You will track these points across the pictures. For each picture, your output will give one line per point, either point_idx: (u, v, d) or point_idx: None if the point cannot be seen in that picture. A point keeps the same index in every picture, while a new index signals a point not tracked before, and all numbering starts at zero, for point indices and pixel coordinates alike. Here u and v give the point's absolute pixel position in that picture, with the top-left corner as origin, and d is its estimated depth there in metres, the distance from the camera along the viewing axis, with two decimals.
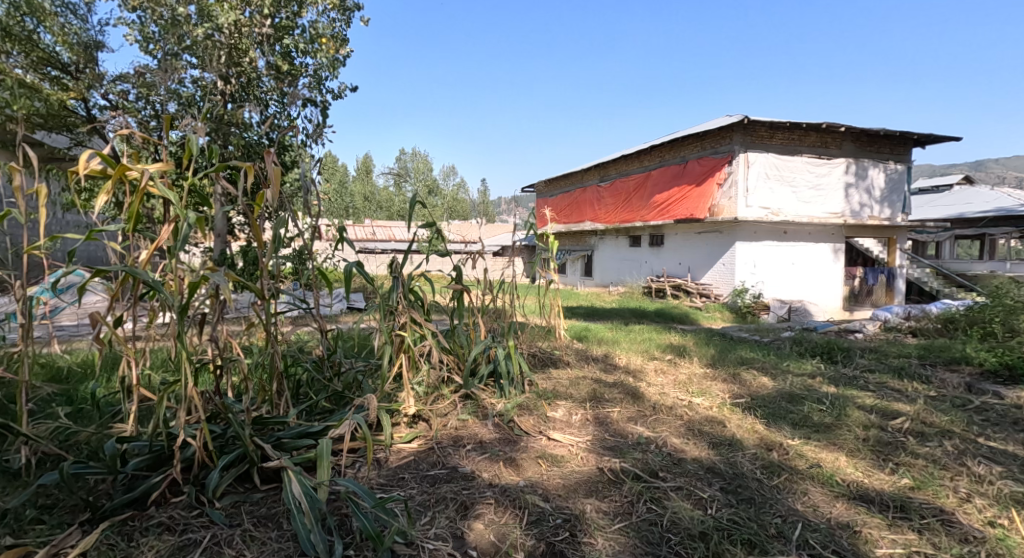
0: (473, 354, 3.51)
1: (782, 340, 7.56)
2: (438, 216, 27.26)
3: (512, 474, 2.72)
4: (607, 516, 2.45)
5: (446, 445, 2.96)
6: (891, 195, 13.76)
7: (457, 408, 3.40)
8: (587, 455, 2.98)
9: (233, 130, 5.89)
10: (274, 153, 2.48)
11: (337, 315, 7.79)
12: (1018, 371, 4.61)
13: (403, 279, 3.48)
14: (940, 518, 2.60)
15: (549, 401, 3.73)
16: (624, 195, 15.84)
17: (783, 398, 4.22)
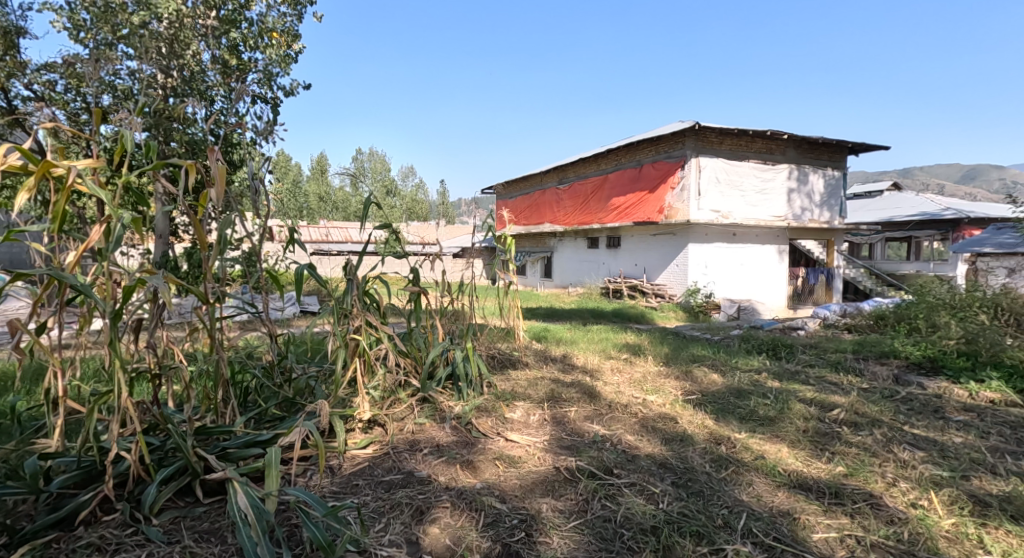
0: (430, 358, 3.53)
1: (732, 337, 7.87)
2: (395, 217, 27.01)
3: (468, 477, 2.76)
4: (562, 515, 2.52)
5: (402, 449, 2.98)
6: (829, 199, 14.44)
7: (414, 412, 3.41)
8: (544, 455, 3.05)
9: (174, 125, 5.73)
10: (218, 150, 2.42)
11: (289, 318, 7.67)
12: (939, 363, 4.95)
13: (357, 282, 3.46)
14: (870, 502, 2.78)
15: (507, 403, 3.79)
16: (582, 197, 16.06)
17: (731, 394, 4.41)
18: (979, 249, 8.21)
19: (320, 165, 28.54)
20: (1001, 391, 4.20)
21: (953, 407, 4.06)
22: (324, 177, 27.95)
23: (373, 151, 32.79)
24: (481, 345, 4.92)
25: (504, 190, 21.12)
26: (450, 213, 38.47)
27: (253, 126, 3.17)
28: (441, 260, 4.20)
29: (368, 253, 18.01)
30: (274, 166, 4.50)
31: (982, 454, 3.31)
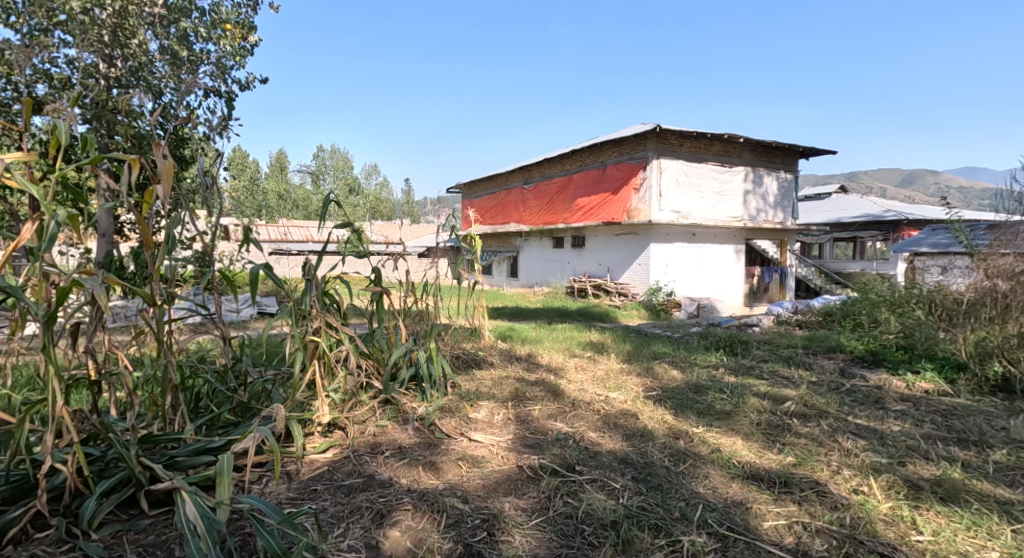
0: (393, 359, 3.50)
1: (691, 335, 8.07)
2: (358, 217, 26.69)
3: (431, 478, 2.77)
4: (525, 513, 2.56)
5: (363, 453, 2.97)
6: (783, 200, 14.93)
7: (376, 414, 3.40)
8: (507, 454, 3.08)
9: (118, 118, 5.53)
10: (164, 146, 2.36)
11: (245, 320, 7.51)
12: (881, 356, 5.21)
13: (317, 282, 3.41)
14: (816, 490, 2.87)
15: (471, 403, 3.80)
16: (546, 197, 16.16)
17: (689, 389, 4.54)
18: (919, 248, 8.63)
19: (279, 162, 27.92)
20: (935, 382, 4.45)
21: (893, 397, 4.27)
22: (283, 175, 27.36)
23: (335, 149, 32.32)
24: (445, 345, 4.92)
25: (468, 190, 21.06)
26: (414, 213, 38.24)
27: (207, 123, 3.11)
28: (404, 259, 4.15)
29: (328, 253, 17.73)
30: (229, 164, 4.40)
31: (917, 440, 3.47)
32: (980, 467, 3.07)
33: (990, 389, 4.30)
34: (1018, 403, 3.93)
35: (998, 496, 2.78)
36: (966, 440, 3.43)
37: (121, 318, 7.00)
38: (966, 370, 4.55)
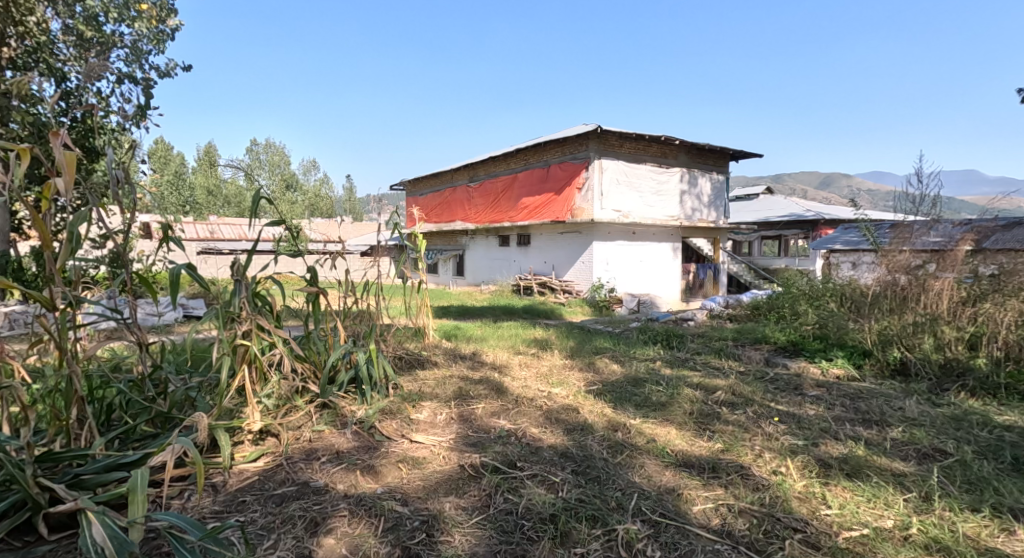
0: (331, 362, 3.46)
1: (630, 330, 8.34)
2: (296, 215, 25.95)
3: (369, 482, 2.78)
4: (465, 512, 2.61)
5: (297, 460, 2.95)
6: (716, 200, 15.57)
7: (312, 419, 3.37)
8: (449, 454, 3.12)
9: (16, 104, 5.17)
10: (63, 136, 2.26)
11: (169, 324, 7.19)
12: (800, 346, 5.56)
13: (246, 283, 3.32)
14: (741, 472, 3.05)
15: (413, 403, 3.82)
16: (491, 196, 16.19)
17: (628, 382, 4.72)
18: (833, 245, 9.22)
19: (209, 156, 26.69)
20: (845, 367, 4.82)
21: (809, 383, 4.60)
22: (213, 169, 26.19)
23: (271, 142, 31.28)
24: (387, 346, 4.91)
25: (413, 187, 20.84)
26: (355, 210, 37.54)
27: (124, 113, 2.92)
28: (343, 259, 4.09)
29: (260, 252, 17.16)
30: (147, 158, 4.18)
31: (829, 423, 3.73)
32: (881, 444, 3.34)
33: (891, 373, 4.65)
34: (915, 384, 4.31)
35: (894, 469, 3.02)
36: (869, 420, 3.75)
37: (23, 324, 6.56)
38: (870, 356, 4.93)
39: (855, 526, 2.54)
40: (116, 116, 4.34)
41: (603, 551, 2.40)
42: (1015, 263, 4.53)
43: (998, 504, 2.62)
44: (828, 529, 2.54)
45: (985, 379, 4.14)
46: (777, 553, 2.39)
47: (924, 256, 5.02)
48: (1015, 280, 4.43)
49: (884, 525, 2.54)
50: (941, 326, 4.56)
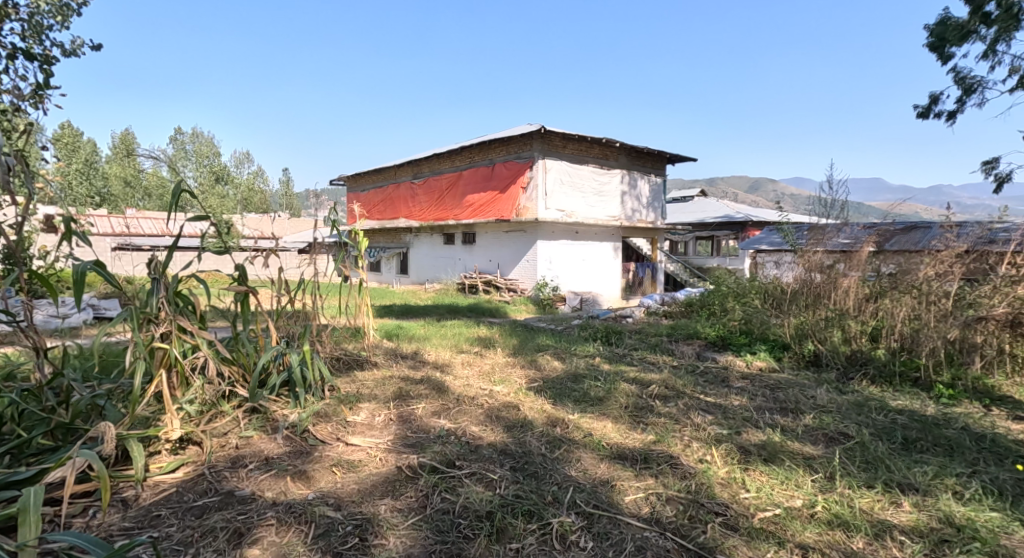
0: (261, 365, 3.37)
1: (571, 328, 8.53)
2: (229, 209, 24.95)
3: (300, 488, 2.74)
4: (401, 514, 2.62)
5: (221, 468, 2.87)
6: (654, 202, 16.08)
7: (240, 425, 3.28)
8: (386, 455, 3.13)
9: None
10: None
11: (75, 327, 6.77)
12: (728, 341, 5.84)
13: (165, 282, 3.16)
14: (670, 462, 3.19)
15: (350, 406, 3.79)
16: (435, 193, 16.04)
17: (568, 378, 4.84)
18: (759, 246, 9.74)
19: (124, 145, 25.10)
20: (767, 360, 5.13)
21: (735, 376, 4.85)
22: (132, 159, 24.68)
23: (197, 131, 29.85)
24: (324, 346, 4.83)
25: (353, 183, 20.37)
26: (291, 204, 36.52)
27: (21, 96, 2.71)
28: (275, 257, 3.98)
29: (180, 251, 16.36)
30: (50, 145, 3.88)
31: (751, 412, 3.96)
32: (795, 430, 3.57)
33: (806, 364, 5.01)
34: (826, 374, 4.64)
35: (804, 453, 3.25)
36: (786, 408, 4.01)
37: None
38: (789, 349, 5.26)
39: (769, 507, 2.72)
40: (16, 98, 3.99)
41: (537, 545, 2.47)
42: (908, 263, 4.92)
43: (889, 480, 2.87)
44: (745, 511, 2.70)
45: (883, 367, 4.55)
46: (701, 536, 2.52)
47: (835, 254, 5.36)
48: (907, 278, 4.81)
49: (794, 504, 2.73)
50: (847, 321, 4.95)
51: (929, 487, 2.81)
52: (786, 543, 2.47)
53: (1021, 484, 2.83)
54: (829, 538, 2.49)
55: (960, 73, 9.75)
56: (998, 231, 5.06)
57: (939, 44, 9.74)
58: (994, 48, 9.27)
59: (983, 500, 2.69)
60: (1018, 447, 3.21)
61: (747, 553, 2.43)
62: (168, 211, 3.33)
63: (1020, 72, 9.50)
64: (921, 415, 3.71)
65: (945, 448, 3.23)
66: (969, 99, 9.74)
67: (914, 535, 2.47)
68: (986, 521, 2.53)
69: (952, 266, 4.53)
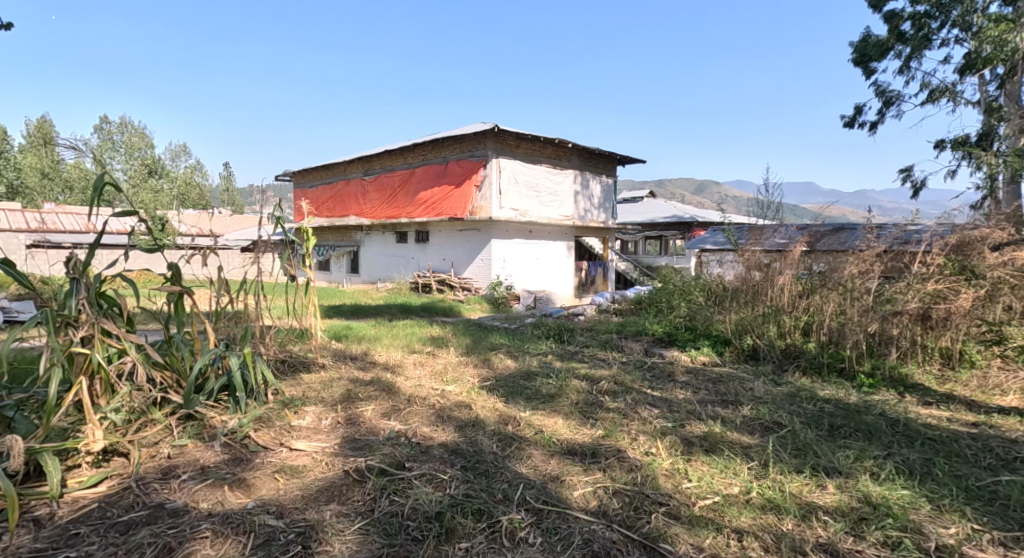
0: (196, 369, 3.26)
1: (524, 326, 8.63)
2: (165, 205, 23.87)
3: (239, 497, 2.68)
4: (346, 519, 2.61)
5: (150, 480, 2.76)
6: (605, 202, 16.38)
7: (173, 433, 3.16)
8: (332, 459, 3.09)
9: None
10: None
11: None
12: (675, 336, 6.00)
13: (85, 282, 3.03)
14: (618, 456, 3.28)
15: (294, 409, 3.72)
16: (387, 190, 15.77)
17: (520, 376, 4.89)
18: (704, 245, 10.06)
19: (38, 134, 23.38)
20: (709, 354, 5.32)
21: (680, 370, 5.01)
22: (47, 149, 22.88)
23: (127, 120, 28.44)
24: (268, 349, 4.70)
25: (299, 178, 19.77)
26: (234, 200, 35.40)
27: None
28: (213, 255, 3.83)
29: (106, 250, 15.57)
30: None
31: (694, 405, 4.11)
32: (735, 421, 3.73)
33: (745, 358, 5.23)
34: (763, 367, 4.86)
35: (742, 442, 3.40)
36: (727, 400, 4.18)
37: None
38: (730, 344, 5.48)
39: (709, 495, 2.84)
40: None
41: (486, 543, 2.51)
42: (836, 261, 5.21)
43: (816, 465, 3.05)
44: (687, 500, 2.81)
45: (813, 359, 4.81)
46: (645, 527, 2.61)
47: (771, 254, 5.60)
48: (835, 276, 5.11)
49: (731, 491, 2.86)
50: (782, 316, 5.19)
51: (851, 469, 3.00)
52: (724, 528, 2.58)
53: (929, 464, 3.05)
54: (762, 521, 2.61)
55: (880, 87, 10.35)
56: (911, 232, 5.50)
57: (862, 60, 10.31)
58: (909, 64, 9.90)
59: (896, 479, 2.88)
60: (927, 429, 3.45)
61: (688, 540, 2.52)
62: (90, 205, 3.17)
63: (930, 87, 10.18)
64: (845, 403, 3.94)
65: (865, 433, 3.44)
66: (889, 110, 10.36)
67: (836, 515, 2.63)
68: (898, 498, 2.72)
69: (873, 265, 4.89)
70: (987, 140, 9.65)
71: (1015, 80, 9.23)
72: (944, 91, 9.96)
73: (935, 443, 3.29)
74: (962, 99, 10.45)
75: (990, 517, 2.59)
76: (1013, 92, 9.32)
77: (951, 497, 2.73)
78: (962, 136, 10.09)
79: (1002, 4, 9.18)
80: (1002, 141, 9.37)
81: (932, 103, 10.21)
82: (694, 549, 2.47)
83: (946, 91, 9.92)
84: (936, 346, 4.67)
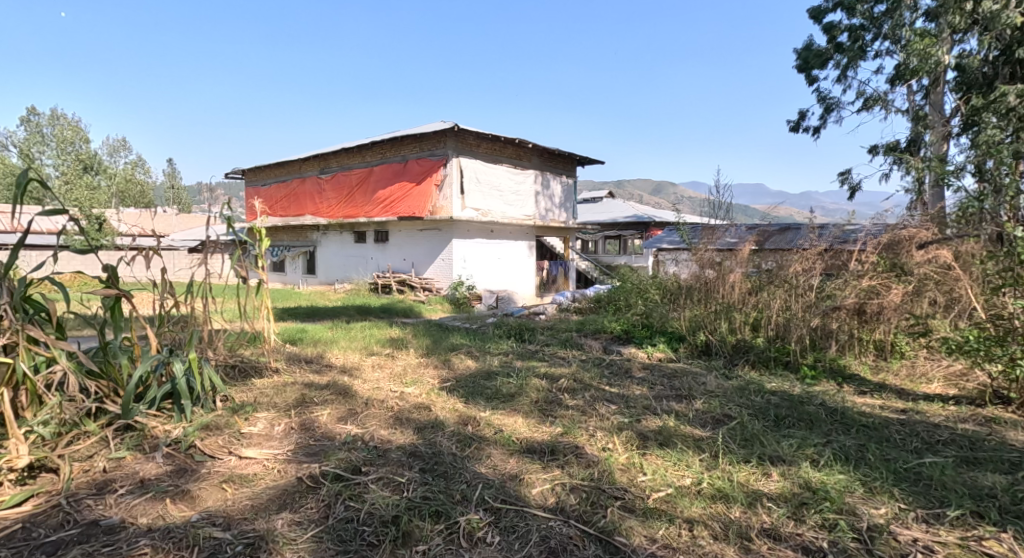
0: (135, 377, 3.12)
1: (484, 326, 8.61)
2: (103, 203, 22.75)
3: (182, 510, 2.59)
4: (299, 526, 2.55)
5: (83, 496, 2.64)
6: (565, 203, 16.53)
7: (109, 445, 3.03)
8: (284, 467, 3.02)
9: None
10: None
11: None
12: (632, 334, 6.09)
13: (8, 285, 2.89)
14: (575, 452, 3.31)
15: (245, 416, 3.62)
16: (345, 189, 15.48)
17: (481, 376, 4.88)
18: (661, 245, 10.24)
19: None
20: (665, 351, 5.43)
21: (637, 366, 5.10)
22: None
23: (58, 111, 27.06)
24: (217, 354, 4.56)
25: (252, 176, 19.23)
26: (179, 199, 34.15)
27: None
28: (154, 255, 3.68)
29: (35, 251, 14.74)
30: None
31: (651, 400, 4.18)
32: (688, 415, 3.81)
33: (699, 353, 5.36)
34: (715, 362, 5.00)
35: (694, 435, 3.48)
36: (681, 395, 4.27)
37: None
38: (685, 340, 5.60)
39: (662, 487, 2.89)
40: None
41: (444, 545, 2.49)
42: (783, 259, 5.40)
43: (762, 454, 3.14)
44: (642, 493, 2.86)
45: (761, 353, 4.98)
46: (601, 521, 2.64)
47: (723, 253, 5.74)
48: (781, 273, 5.29)
49: (684, 483, 2.93)
50: (733, 313, 5.34)
51: (794, 457, 3.11)
52: (676, 519, 2.64)
53: (863, 449, 3.19)
54: (712, 511, 2.68)
55: (821, 94, 10.75)
56: (849, 232, 5.73)
57: (804, 67, 10.68)
58: (846, 73, 10.32)
59: (833, 465, 3.00)
60: (862, 417, 3.61)
61: (642, 532, 2.56)
62: (15, 204, 2.99)
63: (865, 95, 10.63)
64: (790, 394, 4.08)
65: (807, 423, 3.57)
66: (828, 116, 10.79)
67: (780, 501, 2.72)
68: (835, 482, 2.83)
69: (815, 262, 5.10)
70: (915, 146, 10.14)
71: (940, 90, 9.73)
72: (877, 100, 10.42)
73: (869, 429, 3.44)
74: (893, 107, 10.96)
75: (916, 497, 2.72)
76: (938, 101, 9.83)
77: (881, 480, 2.86)
78: (893, 143, 10.58)
79: (929, 18, 9.68)
80: (928, 147, 9.89)
81: (867, 111, 10.67)
82: (648, 541, 2.51)
83: (879, 99, 10.37)
84: (870, 339, 4.89)
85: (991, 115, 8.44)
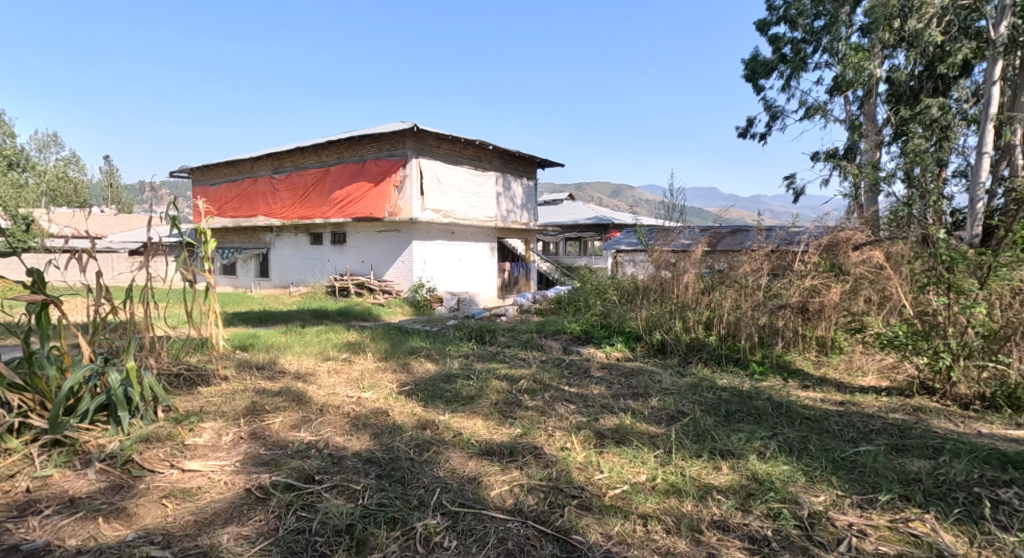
0: (64, 390, 2.96)
1: (444, 329, 8.53)
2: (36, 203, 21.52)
3: (116, 529, 2.47)
4: (247, 540, 2.46)
5: (4, 520, 2.49)
6: (525, 204, 16.57)
7: (35, 463, 2.87)
8: (231, 478, 2.92)
9: None
10: None
11: None
12: (590, 334, 6.14)
13: None
14: (534, 453, 3.31)
15: (189, 426, 3.47)
16: (300, 189, 15.13)
17: (439, 379, 4.82)
18: (619, 246, 10.36)
19: None
20: (623, 350, 5.49)
21: (596, 366, 5.14)
22: None
23: None
24: (160, 362, 4.37)
25: (200, 175, 18.56)
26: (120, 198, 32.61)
27: None
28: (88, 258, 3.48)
29: None
30: None
31: (608, 399, 4.21)
32: (643, 413, 3.85)
33: (655, 352, 5.44)
34: (671, 360, 5.08)
35: (650, 432, 3.52)
36: (637, 393, 4.33)
37: None
38: (642, 340, 5.67)
39: (618, 484, 2.91)
40: None
41: (399, 551, 2.44)
42: (734, 260, 5.54)
43: (713, 449, 3.20)
44: (598, 491, 2.86)
45: (714, 351, 5.10)
46: (558, 520, 2.64)
47: (677, 253, 5.84)
48: (732, 273, 5.44)
49: (639, 479, 2.95)
50: (687, 312, 5.44)
51: (744, 450, 3.18)
52: (631, 515, 2.65)
53: (806, 440, 3.28)
54: (667, 506, 2.71)
55: (767, 103, 11.09)
56: (794, 233, 5.91)
57: (751, 77, 11.02)
58: (790, 83, 10.67)
59: (779, 456, 3.08)
60: (805, 410, 3.72)
61: (598, 530, 2.57)
62: None
63: (807, 105, 11.02)
64: (740, 390, 4.18)
65: (755, 417, 3.66)
66: (774, 123, 11.13)
67: (729, 493, 2.77)
68: (780, 473, 2.90)
69: (762, 263, 5.25)
70: (852, 153, 10.59)
71: (873, 101, 10.17)
72: (818, 109, 10.81)
73: (811, 421, 3.54)
74: (832, 116, 11.40)
75: (852, 484, 2.82)
76: (872, 111, 10.28)
77: (821, 468, 2.95)
78: (832, 149, 11.01)
79: (862, 34, 10.11)
80: (863, 154, 10.35)
81: (808, 119, 11.05)
82: (604, 538, 2.52)
83: (819, 109, 10.77)
84: (813, 335, 5.06)
85: (917, 125, 8.97)
